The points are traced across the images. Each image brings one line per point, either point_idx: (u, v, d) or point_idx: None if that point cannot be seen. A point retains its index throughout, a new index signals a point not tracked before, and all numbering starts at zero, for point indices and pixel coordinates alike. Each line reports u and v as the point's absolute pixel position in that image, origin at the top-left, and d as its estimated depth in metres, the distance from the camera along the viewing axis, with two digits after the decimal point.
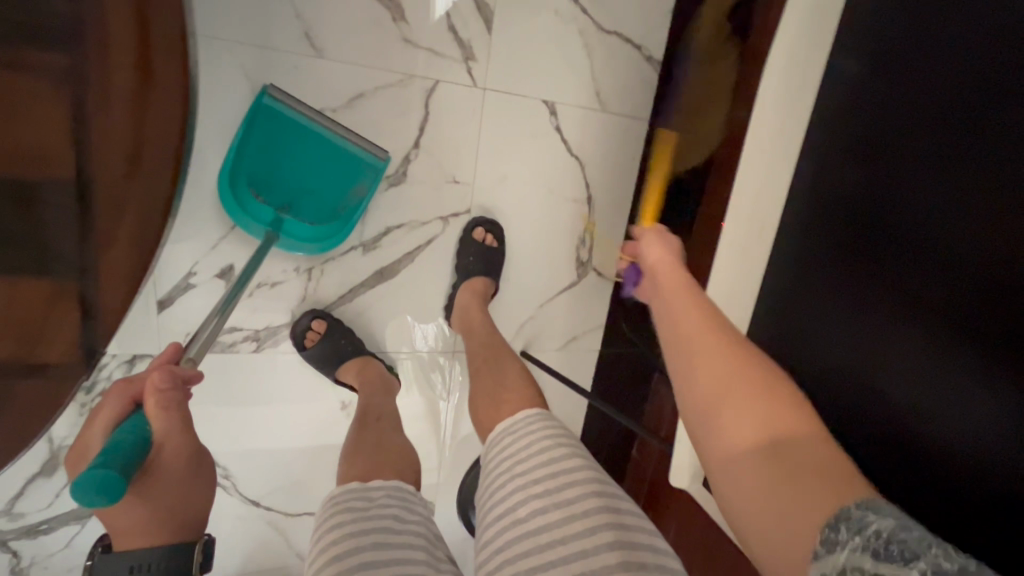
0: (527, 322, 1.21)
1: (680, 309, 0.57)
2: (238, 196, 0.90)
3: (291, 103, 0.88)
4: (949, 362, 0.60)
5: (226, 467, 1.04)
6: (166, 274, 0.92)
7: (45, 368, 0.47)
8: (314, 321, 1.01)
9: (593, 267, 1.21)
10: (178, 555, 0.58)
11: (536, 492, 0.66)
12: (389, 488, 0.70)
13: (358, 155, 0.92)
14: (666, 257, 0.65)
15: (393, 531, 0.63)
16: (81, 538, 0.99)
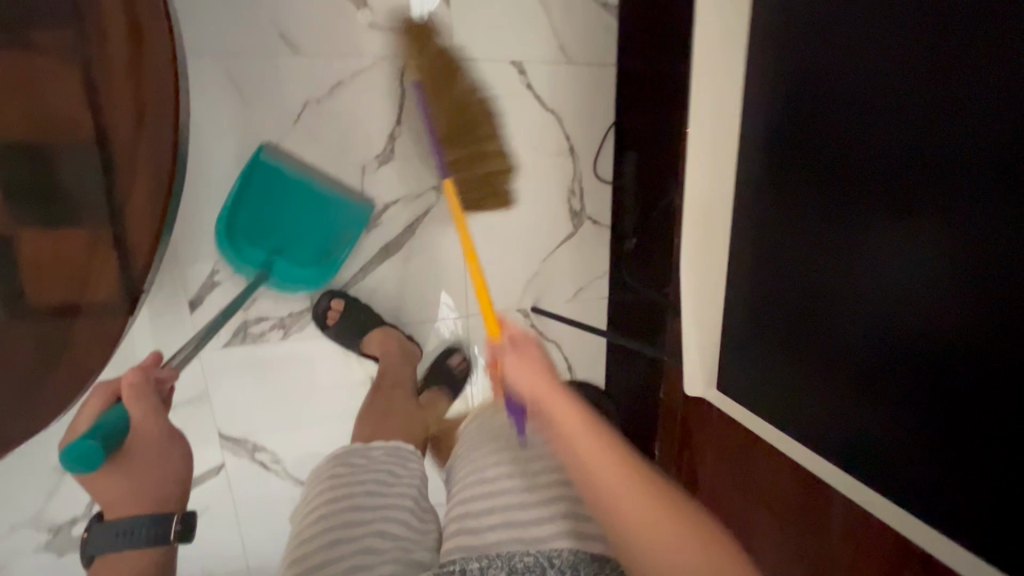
0: (533, 279, 1.26)
1: (534, 386, 0.68)
2: (234, 241, 0.98)
3: (284, 159, 0.98)
4: (804, 337, 0.77)
5: (276, 454, 1.15)
6: (192, 276, 1.02)
7: (92, 307, 0.60)
8: (333, 300, 1.09)
9: (587, 217, 1.26)
10: (159, 524, 0.65)
11: (502, 465, 0.77)
12: (387, 449, 0.88)
13: (343, 200, 1.03)
14: (532, 350, 0.73)
15: (385, 485, 0.79)
16: None
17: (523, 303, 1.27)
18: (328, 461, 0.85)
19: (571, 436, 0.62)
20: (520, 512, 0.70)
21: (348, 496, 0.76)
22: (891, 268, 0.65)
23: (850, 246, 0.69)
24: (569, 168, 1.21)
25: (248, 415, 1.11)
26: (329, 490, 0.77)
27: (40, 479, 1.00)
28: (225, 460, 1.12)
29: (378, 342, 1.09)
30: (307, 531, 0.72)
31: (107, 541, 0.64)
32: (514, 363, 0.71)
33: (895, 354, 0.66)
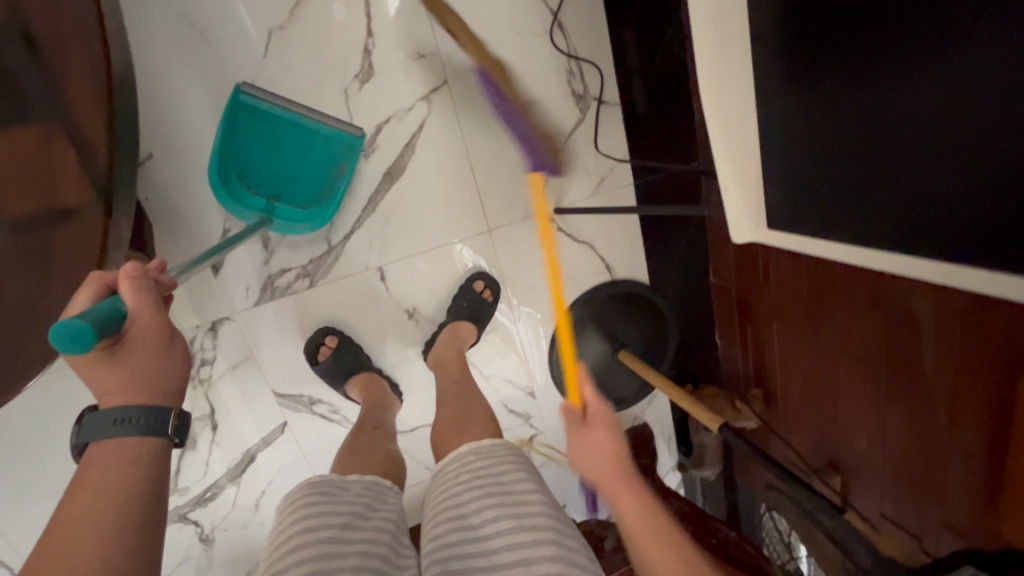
0: (549, 178, 1.19)
1: (603, 471, 0.73)
2: (231, 190, 0.96)
3: (265, 96, 0.96)
4: (822, 174, 0.60)
5: (334, 402, 1.16)
6: (205, 239, 1.00)
7: (70, 213, 0.55)
8: (326, 337, 1.10)
9: (593, 98, 1.16)
10: (154, 415, 0.54)
11: (527, 490, 0.75)
12: (365, 483, 0.81)
13: (332, 133, 0.99)
14: (603, 436, 0.76)
15: (363, 517, 0.72)
16: (242, 495, 1.16)
17: (545, 207, 1.20)
18: (300, 488, 0.75)
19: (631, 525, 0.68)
20: (518, 543, 0.67)
21: (321, 527, 0.67)
22: (955, 64, 0.44)
23: (965, 65, 0.43)
24: (562, 47, 1.12)
25: (296, 370, 1.13)
26: (305, 518, 0.69)
27: None
28: (287, 418, 1.15)
29: (362, 388, 1.10)
30: (281, 561, 0.64)
31: (101, 430, 0.53)
32: (587, 462, 0.75)
33: (914, 154, 0.51)
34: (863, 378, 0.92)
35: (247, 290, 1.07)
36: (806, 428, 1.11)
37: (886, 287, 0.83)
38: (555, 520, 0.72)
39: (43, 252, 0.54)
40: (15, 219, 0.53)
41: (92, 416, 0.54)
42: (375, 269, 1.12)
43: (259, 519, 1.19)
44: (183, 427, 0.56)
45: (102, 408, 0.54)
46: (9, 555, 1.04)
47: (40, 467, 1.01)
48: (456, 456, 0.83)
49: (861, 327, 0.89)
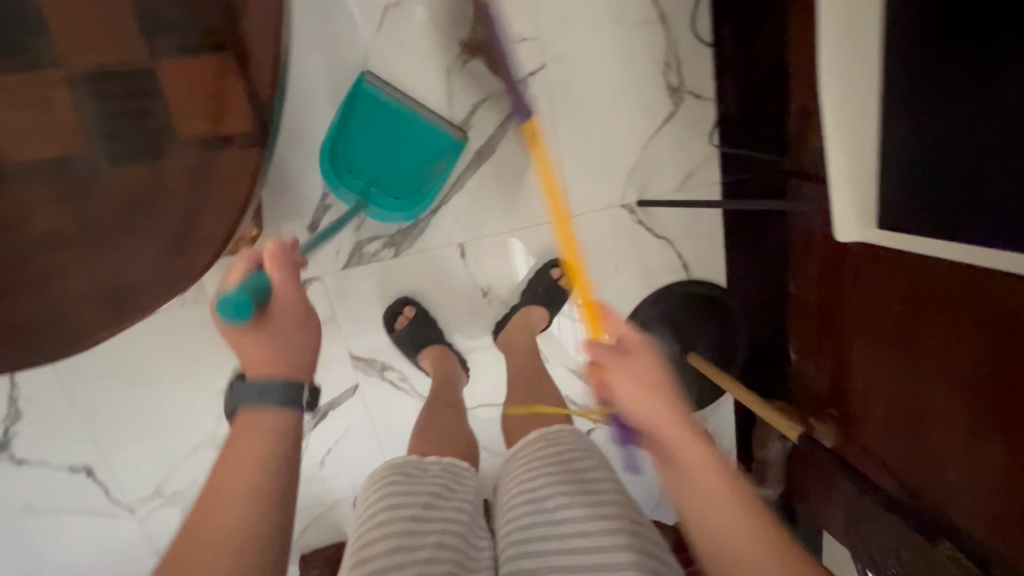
0: (633, 170, 1.18)
1: (667, 428, 0.64)
2: (336, 169, 1.01)
3: (384, 88, 1.01)
4: (950, 164, 0.62)
5: (404, 371, 1.20)
6: (308, 200, 1.07)
7: (232, 138, 0.55)
8: (405, 306, 1.14)
9: (688, 91, 1.15)
10: (293, 389, 0.62)
11: (597, 478, 0.72)
12: (444, 463, 0.82)
13: (438, 131, 1.03)
14: (641, 363, 0.69)
15: (442, 498, 0.74)
16: (311, 450, 1.22)
17: (627, 197, 1.19)
18: (384, 467, 0.77)
19: (683, 452, 0.63)
20: (590, 533, 0.65)
21: (403, 506, 0.70)
22: None
23: None
24: (663, 36, 1.11)
25: (373, 336, 1.17)
26: (387, 495, 0.71)
27: (209, 404, 1.14)
28: (359, 381, 1.19)
29: (433, 359, 1.13)
30: (368, 535, 0.68)
31: (249, 399, 0.61)
32: (645, 402, 0.66)
33: None
34: (956, 401, 0.86)
35: (337, 253, 1.12)
36: (885, 441, 1.02)
37: (1003, 292, 0.75)
38: (631, 511, 0.69)
39: (205, 178, 0.56)
40: (194, 141, 0.55)
41: (241, 385, 0.61)
42: (456, 245, 1.15)
43: (323, 476, 1.24)
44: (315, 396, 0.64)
45: (249, 379, 0.61)
46: (107, 473, 1.14)
47: (143, 394, 1.11)
48: (528, 441, 0.81)
49: (965, 339, 0.82)
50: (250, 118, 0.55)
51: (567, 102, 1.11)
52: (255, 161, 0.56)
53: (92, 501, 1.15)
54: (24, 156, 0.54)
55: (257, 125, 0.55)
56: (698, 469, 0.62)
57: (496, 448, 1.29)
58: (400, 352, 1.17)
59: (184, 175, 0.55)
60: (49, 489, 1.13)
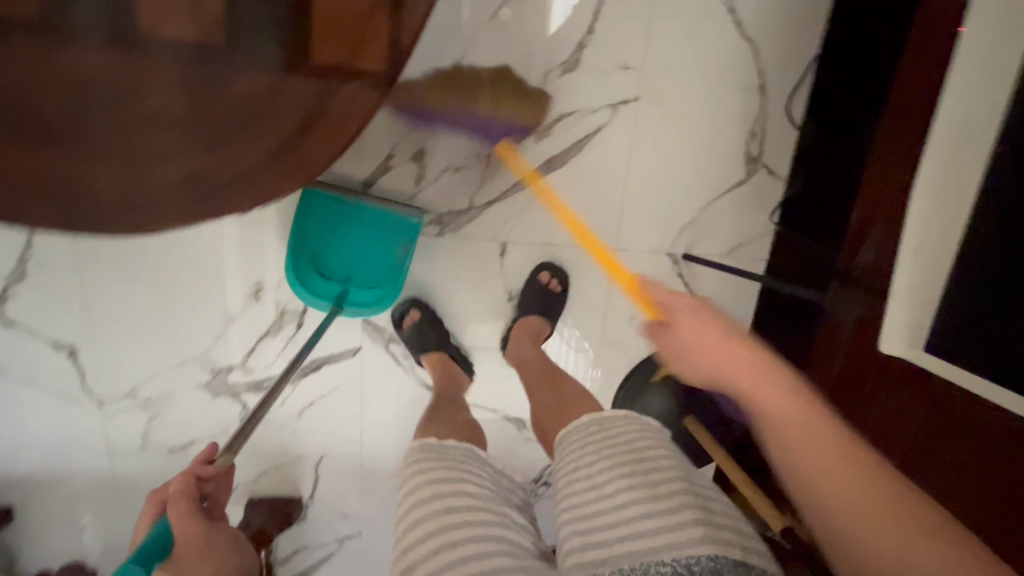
0: (689, 224, 1.18)
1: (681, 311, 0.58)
2: (306, 282, 1.04)
3: (327, 188, 1.04)
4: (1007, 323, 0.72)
5: (409, 349, 1.19)
6: (371, 155, 1.06)
7: (360, 75, 0.54)
8: (411, 308, 1.14)
9: (764, 164, 1.16)
10: None
11: (656, 459, 0.75)
12: (463, 448, 0.89)
13: (396, 212, 1.06)
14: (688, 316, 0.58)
15: (472, 479, 0.81)
16: (292, 399, 1.20)
17: (675, 249, 1.19)
18: (412, 453, 0.86)
19: (745, 381, 0.55)
20: (657, 510, 0.68)
21: (438, 490, 0.76)
22: None
23: None
24: (756, 105, 1.12)
25: (390, 306, 1.16)
26: (424, 489, 0.77)
27: (211, 322, 1.12)
28: (363, 344, 1.18)
29: (436, 368, 1.13)
30: (407, 524, 0.74)
31: None
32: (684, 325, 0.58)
33: None
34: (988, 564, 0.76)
35: None
36: None
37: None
38: (697, 492, 0.72)
39: (324, 107, 0.55)
40: (321, 68, 0.54)
41: None
42: (498, 243, 1.14)
43: (298, 425, 1.22)
44: None
45: None
46: (90, 359, 1.11)
47: (153, 294, 1.10)
48: (578, 426, 0.86)
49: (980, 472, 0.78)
50: (383, 61, 0.53)
51: (648, 140, 1.11)
52: (375, 106, 0.54)
53: (66, 384, 1.12)
54: (161, 26, 0.54)
55: (389, 72, 0.53)
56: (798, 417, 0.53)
57: None
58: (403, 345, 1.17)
59: (309, 95, 0.55)
60: (26, 357, 1.10)
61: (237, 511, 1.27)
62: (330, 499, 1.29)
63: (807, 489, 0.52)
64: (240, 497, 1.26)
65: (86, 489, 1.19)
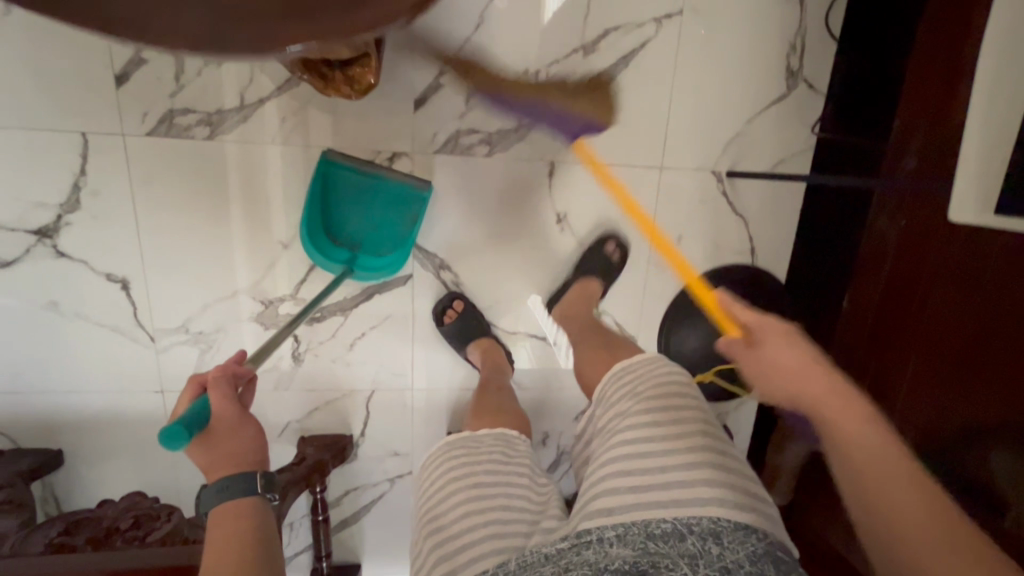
0: (733, 141, 1.19)
1: (799, 368, 0.74)
2: (321, 245, 1.08)
3: (346, 157, 1.07)
4: None
5: (459, 275, 1.19)
6: (423, 74, 1.07)
7: None
8: (454, 301, 1.19)
9: (804, 78, 1.18)
10: (245, 479, 0.69)
11: (677, 415, 0.78)
12: (498, 433, 0.90)
13: (406, 184, 1.09)
14: (817, 381, 0.72)
15: (504, 460, 0.84)
16: (343, 330, 1.20)
17: (719, 166, 1.20)
18: (445, 444, 0.87)
19: (837, 414, 0.69)
20: (670, 463, 0.72)
21: (468, 473, 0.79)
22: None
23: None
24: (796, 18, 1.14)
25: (439, 230, 1.16)
26: (451, 467, 0.81)
27: (264, 251, 1.12)
28: (414, 273, 1.18)
29: (481, 351, 1.19)
30: (439, 502, 0.77)
31: (211, 496, 0.69)
32: (791, 349, 0.77)
33: None
34: None
35: (434, 135, 1.10)
36: (918, 427, 1.01)
37: None
38: (712, 451, 0.75)
39: None
40: None
41: (206, 491, 0.69)
42: (547, 163, 1.15)
43: (349, 359, 1.22)
44: (268, 479, 0.71)
45: (211, 485, 0.69)
46: (143, 293, 1.11)
47: (207, 222, 1.09)
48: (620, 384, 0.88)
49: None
50: None
51: (691, 55, 1.13)
52: None
53: (119, 318, 1.12)
54: None
55: None
56: (887, 460, 0.63)
57: (518, 378, 1.29)
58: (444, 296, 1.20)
59: None
60: (79, 290, 1.09)
61: (288, 451, 1.26)
62: (380, 436, 1.29)
63: (870, 507, 0.62)
64: (291, 436, 1.25)
65: (139, 429, 1.18)
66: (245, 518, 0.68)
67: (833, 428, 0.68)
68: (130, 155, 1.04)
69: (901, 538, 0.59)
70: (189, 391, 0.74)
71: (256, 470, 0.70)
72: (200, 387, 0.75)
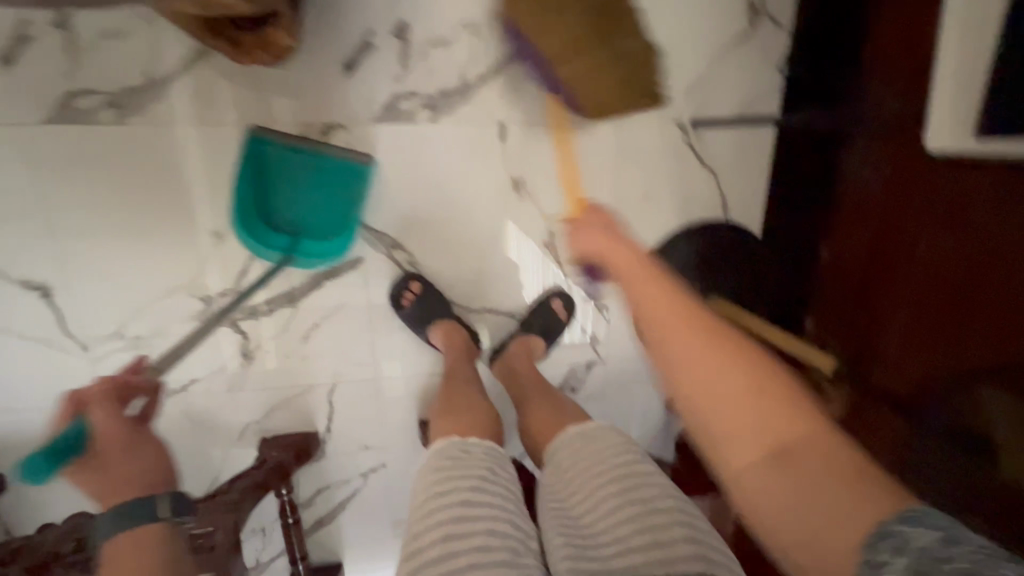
0: (695, 87, 1.11)
1: (657, 300, 0.63)
2: (256, 232, 1.00)
3: (275, 136, 0.97)
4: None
5: (414, 253, 1.11)
6: (349, 35, 0.97)
7: None
8: (411, 283, 1.10)
9: (766, 14, 1.09)
10: (146, 505, 0.62)
11: (656, 495, 0.69)
12: (487, 446, 0.77)
13: (347, 163, 1.00)
14: (670, 313, 0.61)
15: (495, 486, 0.70)
16: (295, 322, 1.12)
17: (683, 116, 1.13)
18: (435, 454, 0.75)
19: (674, 346, 0.59)
20: (652, 554, 0.63)
21: (454, 492, 0.67)
22: None
23: None
24: None
25: (388, 206, 1.07)
26: (435, 485, 0.69)
27: (197, 243, 1.03)
28: (365, 254, 1.10)
29: (443, 334, 1.09)
30: (420, 521, 0.66)
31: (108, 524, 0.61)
32: (635, 280, 0.67)
33: None
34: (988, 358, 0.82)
35: (370, 102, 1.01)
36: (897, 375, 0.98)
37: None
38: (699, 536, 0.65)
39: None
40: None
41: (101, 520, 0.62)
42: (497, 123, 1.06)
43: (304, 353, 1.14)
44: (176, 504, 0.64)
45: (105, 512, 0.62)
46: (68, 299, 1.02)
47: (129, 217, 1.00)
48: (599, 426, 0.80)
49: (1003, 281, 0.81)
50: None
51: None
52: None
53: (45, 328, 1.03)
54: None
55: None
56: (734, 388, 0.54)
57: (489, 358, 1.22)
58: (399, 278, 1.11)
59: None
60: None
61: (249, 454, 1.19)
62: (348, 430, 1.22)
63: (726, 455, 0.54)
64: (252, 439, 1.18)
65: None
66: (145, 548, 0.60)
67: (675, 366, 0.58)
68: (35, 149, 0.94)
69: (763, 490, 0.51)
70: (67, 409, 0.71)
71: (161, 494, 0.64)
72: (78, 403, 0.72)
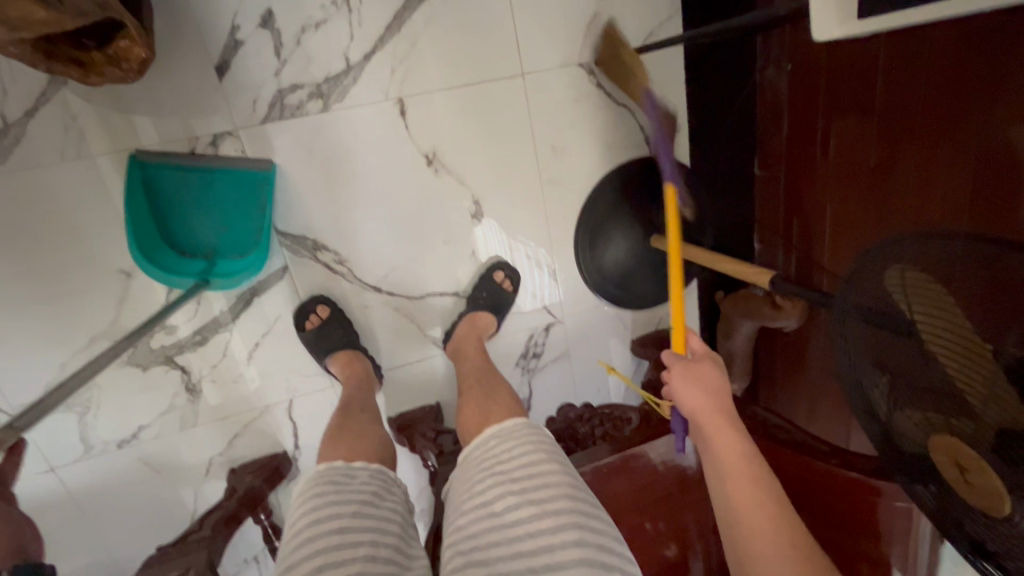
0: (591, 24, 1.07)
1: (709, 412, 0.65)
2: (164, 262, 0.95)
3: (158, 158, 0.93)
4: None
5: (339, 251, 1.07)
6: (212, 35, 0.91)
7: None
8: (317, 305, 1.07)
9: None
10: None
11: (555, 481, 0.66)
12: (372, 469, 0.76)
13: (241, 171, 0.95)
14: (715, 376, 0.67)
15: (370, 504, 0.69)
16: (234, 346, 1.08)
17: (585, 57, 1.08)
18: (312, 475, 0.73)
19: (720, 454, 0.63)
20: (544, 527, 0.60)
21: (330, 515, 0.64)
22: None
23: None
24: None
25: (301, 209, 1.03)
26: (309, 506, 0.66)
27: (107, 287, 0.98)
28: (288, 262, 1.06)
29: (342, 364, 1.06)
30: (295, 546, 0.62)
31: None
32: (691, 397, 0.67)
33: None
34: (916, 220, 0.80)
35: (253, 103, 0.95)
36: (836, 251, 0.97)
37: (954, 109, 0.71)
38: (587, 516, 0.63)
39: None
40: None
41: None
42: (394, 100, 1.01)
43: (251, 375, 1.11)
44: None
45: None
46: None
47: (25, 274, 0.94)
48: (496, 427, 0.76)
49: (922, 146, 0.76)
50: None
51: None
52: None
53: None
54: None
55: None
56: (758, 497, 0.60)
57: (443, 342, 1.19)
58: (302, 305, 1.08)
59: None
60: None
61: (220, 488, 1.15)
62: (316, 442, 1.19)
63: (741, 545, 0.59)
64: (219, 471, 1.15)
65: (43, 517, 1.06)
66: None
67: (719, 475, 0.63)
68: None
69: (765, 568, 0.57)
70: None
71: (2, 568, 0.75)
72: None
